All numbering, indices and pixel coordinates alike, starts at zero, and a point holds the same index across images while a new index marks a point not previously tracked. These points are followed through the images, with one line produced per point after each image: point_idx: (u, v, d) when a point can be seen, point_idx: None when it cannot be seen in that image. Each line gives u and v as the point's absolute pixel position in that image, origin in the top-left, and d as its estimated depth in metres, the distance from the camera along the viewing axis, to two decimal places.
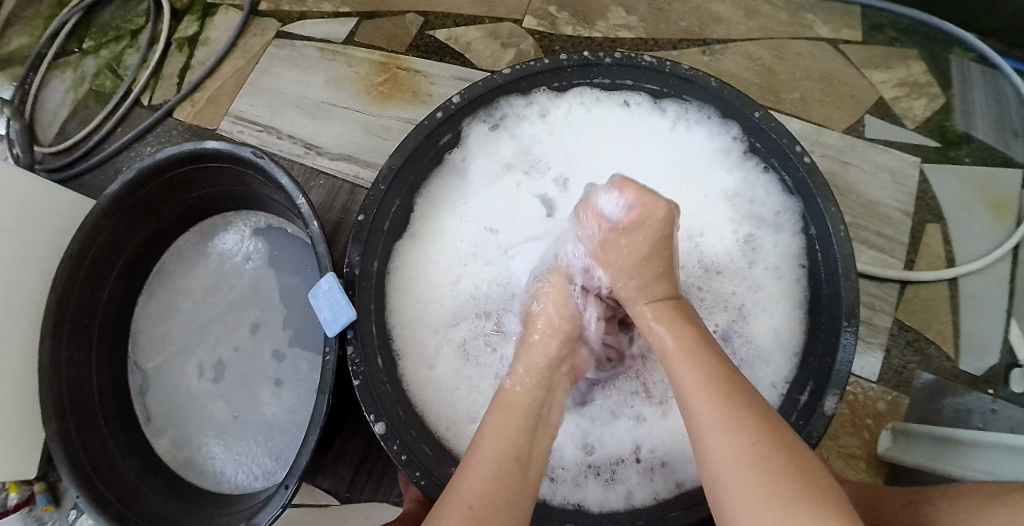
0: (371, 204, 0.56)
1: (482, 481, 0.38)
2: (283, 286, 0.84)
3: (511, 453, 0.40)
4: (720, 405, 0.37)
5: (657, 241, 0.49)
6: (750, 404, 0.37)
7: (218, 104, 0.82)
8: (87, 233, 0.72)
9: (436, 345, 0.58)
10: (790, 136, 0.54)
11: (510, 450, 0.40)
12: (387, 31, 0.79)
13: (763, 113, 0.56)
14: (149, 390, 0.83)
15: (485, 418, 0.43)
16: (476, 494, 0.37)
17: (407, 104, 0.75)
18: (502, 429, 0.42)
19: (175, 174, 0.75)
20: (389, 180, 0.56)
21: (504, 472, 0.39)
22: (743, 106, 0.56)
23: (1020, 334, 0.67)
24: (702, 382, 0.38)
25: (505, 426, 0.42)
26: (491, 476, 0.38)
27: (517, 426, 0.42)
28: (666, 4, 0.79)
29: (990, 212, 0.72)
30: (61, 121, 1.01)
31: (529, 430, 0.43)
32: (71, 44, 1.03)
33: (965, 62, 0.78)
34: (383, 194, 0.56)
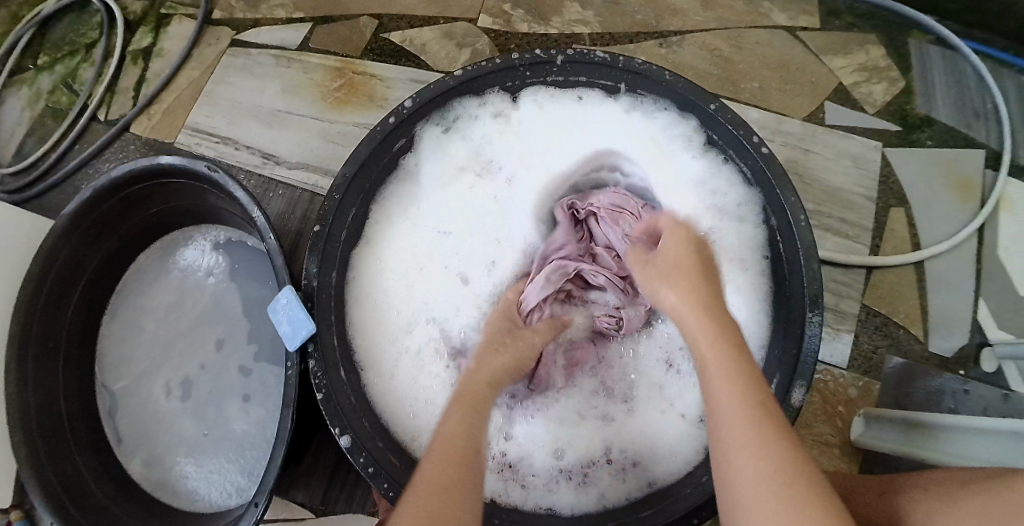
0: (328, 212, 0.55)
1: (434, 466, 0.38)
2: (246, 300, 0.82)
3: (466, 442, 0.40)
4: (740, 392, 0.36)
5: (701, 259, 0.45)
6: (774, 416, 0.35)
7: (174, 117, 0.80)
8: (46, 254, 0.70)
9: (395, 356, 0.57)
10: (745, 128, 0.54)
11: (462, 442, 0.40)
12: (342, 35, 0.78)
13: (718, 105, 0.55)
14: (118, 411, 0.81)
15: (444, 414, 0.43)
16: (430, 479, 0.37)
17: (365, 109, 0.74)
18: (456, 422, 0.42)
19: (132, 190, 0.73)
20: (344, 189, 0.55)
21: (457, 459, 0.39)
22: (698, 99, 0.56)
23: (988, 315, 0.68)
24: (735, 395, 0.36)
25: (463, 419, 0.42)
26: (444, 463, 0.38)
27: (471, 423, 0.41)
28: None
29: (952, 193, 0.72)
30: (17, 140, 0.98)
31: (483, 418, 0.43)
32: (25, 60, 1.01)
33: (922, 44, 0.78)
34: (338, 203, 0.55)
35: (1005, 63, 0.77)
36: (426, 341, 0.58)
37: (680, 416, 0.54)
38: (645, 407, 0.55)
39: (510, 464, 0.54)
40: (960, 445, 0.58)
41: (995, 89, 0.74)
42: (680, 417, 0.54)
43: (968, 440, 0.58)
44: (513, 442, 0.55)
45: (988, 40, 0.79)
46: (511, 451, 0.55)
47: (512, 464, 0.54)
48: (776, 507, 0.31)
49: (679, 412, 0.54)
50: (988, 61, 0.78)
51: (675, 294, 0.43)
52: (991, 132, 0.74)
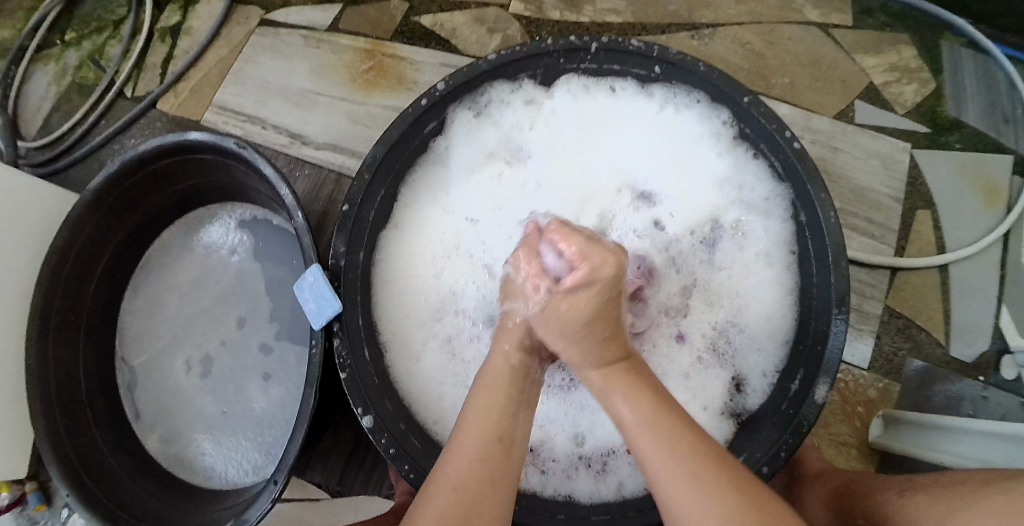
0: (356, 193, 0.55)
1: (464, 466, 0.40)
2: (268, 279, 0.83)
3: (495, 434, 0.42)
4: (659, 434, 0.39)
5: (603, 299, 0.44)
6: (686, 420, 0.41)
7: (202, 94, 0.81)
8: (70, 226, 0.71)
9: (422, 339, 0.58)
10: (779, 123, 0.53)
11: (489, 438, 0.42)
12: (372, 17, 0.78)
13: (751, 99, 0.54)
14: (138, 385, 0.82)
15: (469, 400, 0.45)
16: (459, 479, 0.40)
17: (393, 91, 0.74)
18: (488, 410, 0.43)
19: (158, 166, 0.74)
20: (374, 169, 0.56)
21: (486, 452, 0.41)
22: (731, 92, 0.55)
23: (1010, 321, 0.67)
24: (660, 443, 0.39)
25: (493, 405, 0.44)
26: (472, 461, 0.41)
27: (500, 409, 0.44)
28: None
29: (980, 197, 0.72)
30: (44, 115, 0.99)
31: (512, 407, 0.44)
32: (54, 36, 1.02)
33: (955, 46, 0.77)
34: (367, 183, 0.55)
35: None
36: (453, 327, 0.59)
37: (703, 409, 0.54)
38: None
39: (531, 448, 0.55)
40: (961, 445, 0.59)
41: None
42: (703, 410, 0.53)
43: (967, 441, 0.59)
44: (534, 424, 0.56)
45: None
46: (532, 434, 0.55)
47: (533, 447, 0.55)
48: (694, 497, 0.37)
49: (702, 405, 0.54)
50: (1022, 66, 0.77)
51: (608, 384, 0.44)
52: (1020, 137, 0.73)
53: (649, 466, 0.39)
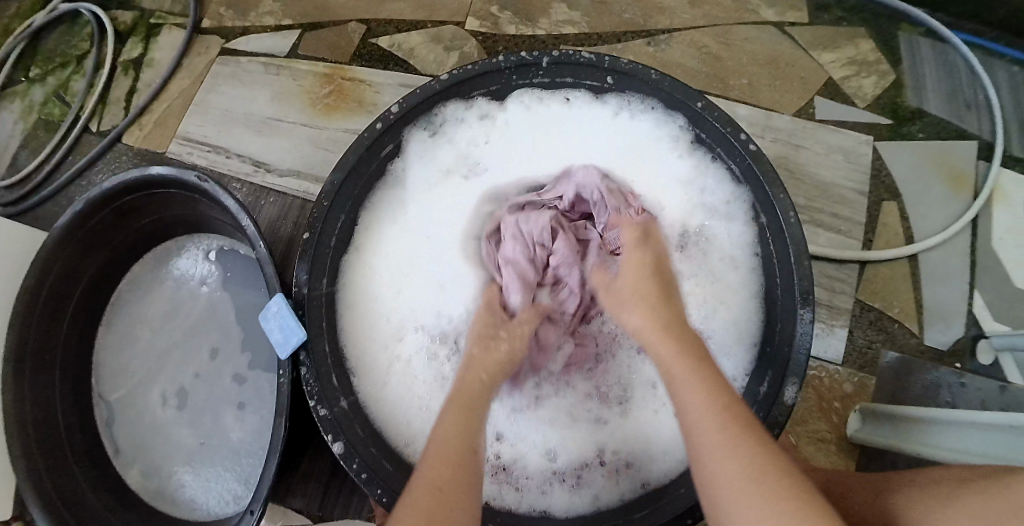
0: (315, 221, 0.55)
1: (437, 467, 0.39)
2: (240, 309, 0.82)
3: (469, 441, 0.41)
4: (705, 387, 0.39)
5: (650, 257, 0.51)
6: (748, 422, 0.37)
7: (165, 126, 0.80)
8: (41, 264, 0.70)
9: (387, 363, 0.57)
10: (734, 126, 0.54)
11: (459, 448, 0.40)
12: (331, 41, 0.78)
13: (705, 103, 0.55)
14: (116, 421, 0.81)
15: (439, 415, 0.44)
16: (426, 483, 0.38)
17: (354, 114, 0.74)
18: (458, 419, 0.43)
19: (123, 201, 0.73)
20: (332, 196, 0.56)
21: (462, 456, 0.40)
22: (685, 97, 0.56)
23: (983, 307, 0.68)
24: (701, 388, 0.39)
25: (457, 421, 0.42)
26: (446, 462, 0.39)
27: (464, 426, 0.42)
28: None
29: (945, 185, 0.72)
30: (11, 153, 0.98)
31: (476, 420, 0.43)
32: (17, 73, 1.01)
33: (913, 36, 0.78)
34: (326, 211, 0.55)
35: (997, 54, 0.78)
36: (418, 350, 0.58)
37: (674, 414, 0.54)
38: (637, 407, 0.55)
39: (504, 467, 0.54)
40: (932, 435, 0.59)
41: (987, 80, 0.74)
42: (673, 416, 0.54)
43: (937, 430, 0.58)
44: (506, 443, 0.55)
45: (977, 31, 0.79)
46: (505, 452, 0.55)
47: (505, 466, 0.54)
48: (753, 495, 0.34)
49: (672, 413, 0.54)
50: (981, 52, 0.78)
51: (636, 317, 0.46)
52: (983, 122, 0.74)
53: (687, 413, 0.39)
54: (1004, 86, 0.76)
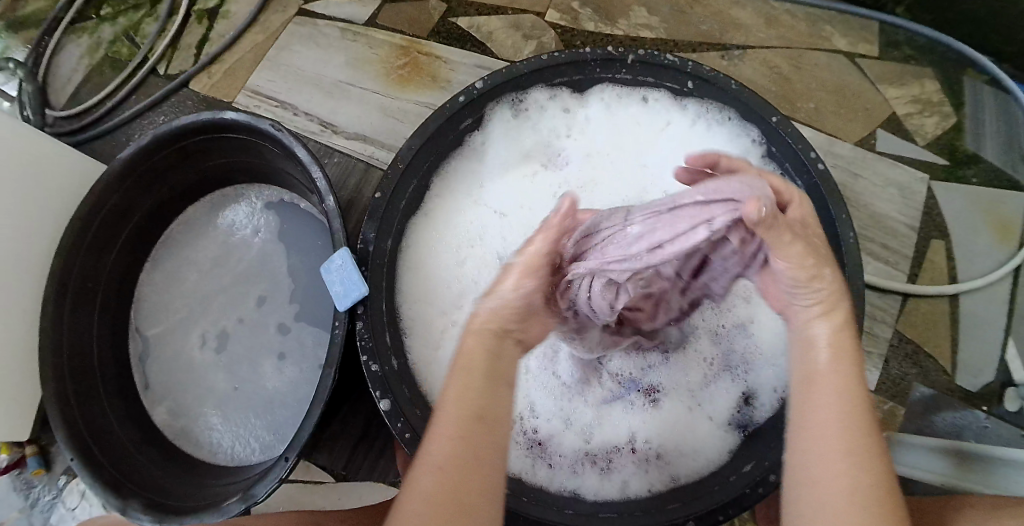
0: (389, 183, 0.59)
1: (448, 444, 0.39)
2: (291, 260, 0.85)
3: (476, 410, 0.40)
4: (847, 392, 0.40)
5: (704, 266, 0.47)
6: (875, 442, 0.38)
7: (236, 78, 0.83)
8: (98, 194, 0.73)
9: (442, 326, 0.63)
10: (806, 144, 0.58)
11: (472, 411, 0.40)
12: (410, 15, 0.79)
13: (779, 119, 0.60)
14: (151, 358, 0.84)
15: (449, 379, 0.42)
16: (445, 458, 0.38)
17: (427, 88, 0.75)
18: (466, 386, 0.41)
19: (189, 143, 0.76)
20: (408, 161, 0.60)
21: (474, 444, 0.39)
22: (761, 112, 0.60)
23: (1017, 356, 0.68)
24: (839, 409, 0.39)
25: (471, 383, 0.41)
26: (458, 433, 0.39)
27: (479, 387, 0.41)
28: (689, 7, 0.79)
29: (992, 232, 0.73)
30: (74, 85, 1.01)
31: (494, 383, 0.42)
32: (89, 9, 1.04)
33: (977, 84, 0.79)
34: (401, 174, 0.59)
35: None
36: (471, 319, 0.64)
37: (709, 417, 0.58)
38: (670, 402, 0.59)
39: (538, 441, 0.58)
40: (968, 470, 0.64)
41: None
42: (708, 419, 0.57)
43: (973, 465, 0.64)
44: (540, 420, 0.59)
45: None
46: (541, 428, 0.59)
47: (540, 441, 0.58)
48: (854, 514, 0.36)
49: (708, 415, 0.58)
50: None
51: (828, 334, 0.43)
52: None
53: (812, 419, 0.40)
54: None
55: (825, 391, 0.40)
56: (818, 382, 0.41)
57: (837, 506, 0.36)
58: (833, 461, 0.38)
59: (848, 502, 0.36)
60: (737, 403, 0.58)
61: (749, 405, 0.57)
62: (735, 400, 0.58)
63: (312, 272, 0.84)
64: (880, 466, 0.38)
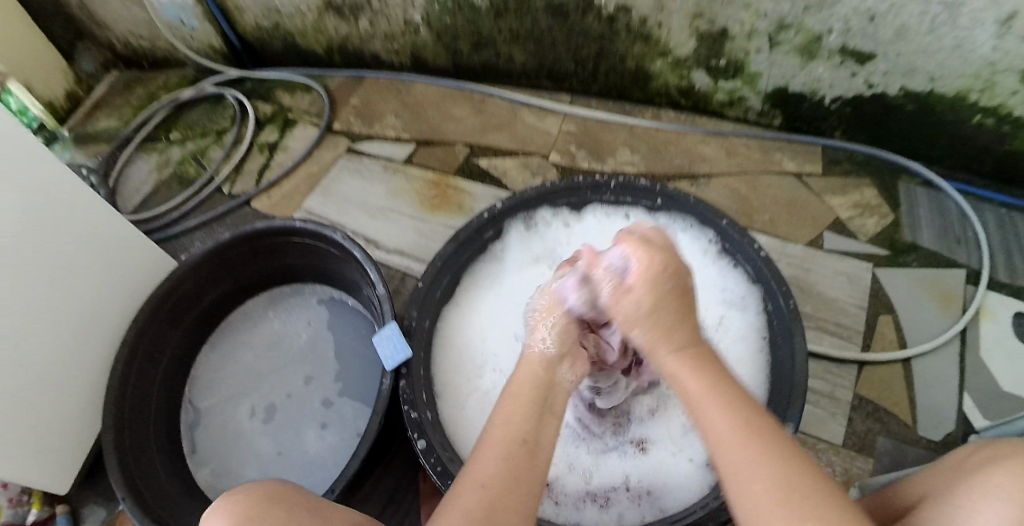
0: (427, 276, 0.75)
1: (492, 467, 0.48)
2: (339, 346, 1.00)
3: (518, 437, 0.49)
4: (726, 408, 0.46)
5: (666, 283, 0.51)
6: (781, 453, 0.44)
7: (292, 199, 1.02)
8: (175, 279, 0.88)
9: (469, 392, 0.76)
10: (751, 239, 0.74)
11: (513, 436, 0.49)
12: (440, 157, 1.00)
13: (728, 221, 0.76)
14: (200, 426, 0.96)
15: (495, 410, 0.53)
16: (488, 480, 0.47)
17: (454, 215, 0.94)
18: (511, 411, 0.51)
19: (262, 244, 0.93)
20: (443, 259, 0.76)
21: (519, 464, 0.48)
22: (716, 218, 0.76)
23: (972, 407, 0.80)
24: (727, 425, 0.46)
25: (516, 411, 0.51)
26: (503, 461, 0.48)
27: (524, 417, 0.51)
28: (663, 147, 0.99)
29: (937, 304, 0.87)
30: (142, 195, 1.16)
31: (535, 412, 0.51)
32: (160, 133, 1.23)
33: (912, 185, 0.96)
34: (437, 269, 0.76)
35: (985, 199, 0.94)
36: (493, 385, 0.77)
37: (689, 460, 0.71)
38: (658, 449, 0.72)
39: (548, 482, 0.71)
40: None
41: (975, 222, 0.90)
42: (688, 461, 0.70)
43: None
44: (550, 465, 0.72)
45: (971, 179, 0.96)
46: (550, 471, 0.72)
47: (550, 482, 0.71)
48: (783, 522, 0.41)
49: (688, 457, 0.71)
50: (972, 197, 0.95)
51: (682, 367, 0.50)
52: (972, 255, 0.90)
53: (718, 443, 0.46)
54: (992, 227, 0.92)
55: (719, 419, 0.46)
56: (707, 410, 0.47)
57: (760, 506, 0.42)
58: (759, 469, 0.43)
59: (770, 508, 0.41)
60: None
61: None
62: None
63: (359, 357, 0.99)
64: (790, 467, 0.43)
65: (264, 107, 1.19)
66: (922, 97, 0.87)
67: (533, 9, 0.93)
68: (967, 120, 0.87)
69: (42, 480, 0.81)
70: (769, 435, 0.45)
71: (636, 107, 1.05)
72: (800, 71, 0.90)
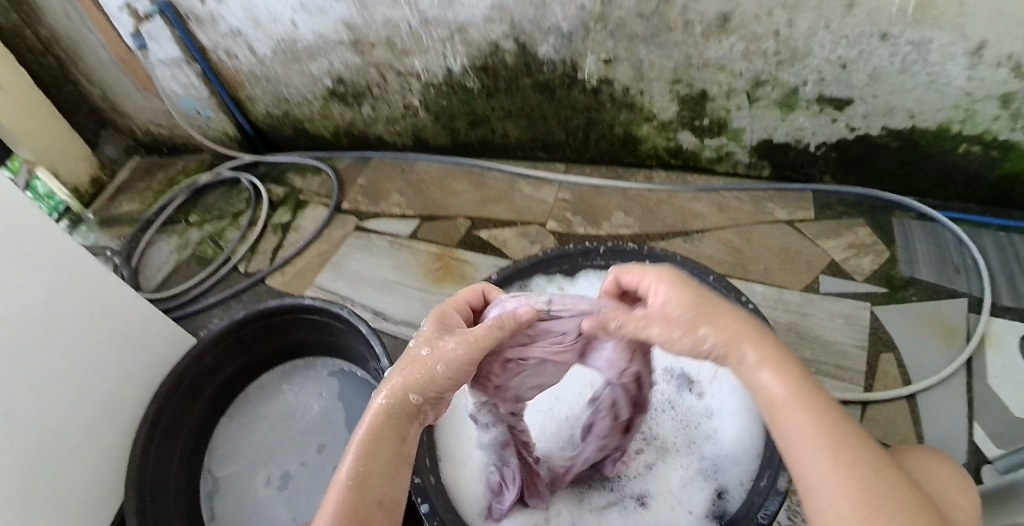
0: None
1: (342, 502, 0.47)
2: (349, 417, 1.03)
3: (379, 494, 0.49)
4: (808, 406, 0.45)
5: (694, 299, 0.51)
6: (859, 448, 0.43)
7: (304, 277, 1.08)
8: (194, 355, 0.92)
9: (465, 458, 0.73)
10: (737, 290, 0.75)
11: (373, 486, 0.48)
12: (443, 230, 1.06)
13: (716, 276, 0.77)
14: (218, 495, 0.98)
15: (353, 453, 0.49)
16: (335, 520, 0.46)
17: (457, 285, 0.98)
18: (367, 473, 0.48)
19: (274, 320, 0.97)
20: None
21: (364, 513, 0.47)
22: (702, 271, 0.78)
23: (984, 437, 0.78)
24: (810, 420, 0.45)
25: (376, 462, 0.49)
26: (351, 512, 0.46)
27: (383, 467, 0.49)
28: (657, 208, 1.03)
29: (938, 338, 0.87)
30: (164, 274, 1.21)
31: (398, 453, 0.50)
32: (180, 216, 1.30)
33: (905, 219, 0.97)
34: None
35: (981, 224, 0.95)
36: None
37: (690, 512, 0.67)
38: (659, 505, 0.69)
39: None
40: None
41: (972, 249, 0.91)
42: (688, 513, 0.67)
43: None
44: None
45: (966, 205, 0.97)
46: None
47: None
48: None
49: (688, 510, 0.68)
50: (967, 223, 0.96)
51: (771, 381, 0.48)
52: (972, 282, 0.90)
53: (789, 443, 0.45)
54: (991, 251, 0.92)
55: (800, 422, 0.45)
56: (782, 412, 0.46)
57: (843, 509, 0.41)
58: (840, 459, 0.43)
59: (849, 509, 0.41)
60: (711, 497, 0.67)
61: (721, 498, 0.67)
62: (710, 496, 0.68)
63: None
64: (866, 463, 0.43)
65: (277, 190, 1.26)
66: (905, 134, 0.90)
67: (521, 86, 1.00)
68: (954, 150, 0.89)
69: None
70: (851, 436, 0.44)
71: (628, 169, 1.09)
72: (782, 122, 0.93)
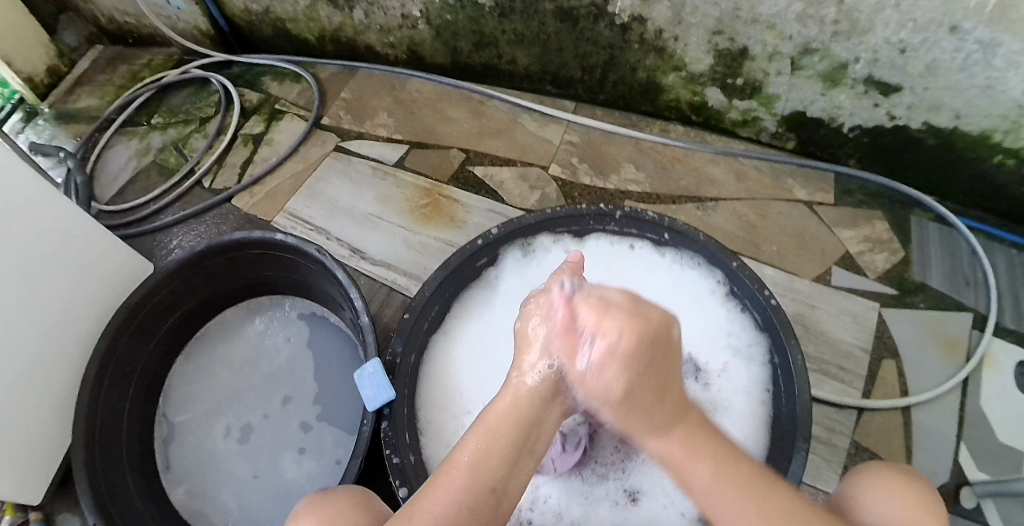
0: (416, 306, 0.72)
1: (462, 477, 0.47)
2: (317, 367, 0.93)
3: (490, 484, 0.47)
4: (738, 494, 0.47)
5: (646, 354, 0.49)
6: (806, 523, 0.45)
7: (276, 200, 0.98)
8: (149, 288, 0.82)
9: (452, 430, 0.71)
10: (762, 285, 0.69)
11: (493, 469, 0.48)
12: (434, 161, 0.98)
13: (739, 262, 0.72)
14: (173, 443, 0.90)
15: (471, 435, 0.50)
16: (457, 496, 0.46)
17: (444, 226, 0.90)
18: (484, 455, 0.48)
19: (238, 254, 0.87)
20: (432, 289, 0.73)
21: (480, 496, 0.47)
22: (724, 256, 0.72)
23: (968, 458, 0.75)
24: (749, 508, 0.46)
25: (495, 448, 0.48)
26: (471, 487, 0.47)
27: (501, 457, 0.48)
28: (671, 166, 0.96)
29: (940, 350, 0.82)
30: (121, 182, 1.09)
31: (520, 444, 0.49)
32: (142, 117, 1.16)
33: (924, 220, 0.91)
34: (426, 299, 0.72)
35: (997, 239, 0.89)
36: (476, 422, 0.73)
37: (681, 513, 0.65)
38: (649, 501, 0.67)
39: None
40: None
41: (985, 262, 0.85)
42: (680, 514, 0.65)
43: None
44: (535, 514, 0.67)
45: (985, 217, 0.91)
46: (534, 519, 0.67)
47: None
48: None
49: (680, 511, 0.65)
50: (983, 236, 0.89)
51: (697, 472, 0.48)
52: (979, 298, 0.85)
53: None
54: (1002, 267, 0.87)
55: (733, 509, 0.47)
56: (717, 503, 0.47)
57: None
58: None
59: None
60: None
61: None
62: None
63: (332, 375, 0.92)
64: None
65: (253, 97, 1.13)
66: (944, 134, 0.83)
67: (541, 11, 0.90)
68: (988, 159, 0.83)
69: (14, 493, 0.76)
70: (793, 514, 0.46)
71: (643, 119, 1.02)
72: (821, 97, 0.86)
